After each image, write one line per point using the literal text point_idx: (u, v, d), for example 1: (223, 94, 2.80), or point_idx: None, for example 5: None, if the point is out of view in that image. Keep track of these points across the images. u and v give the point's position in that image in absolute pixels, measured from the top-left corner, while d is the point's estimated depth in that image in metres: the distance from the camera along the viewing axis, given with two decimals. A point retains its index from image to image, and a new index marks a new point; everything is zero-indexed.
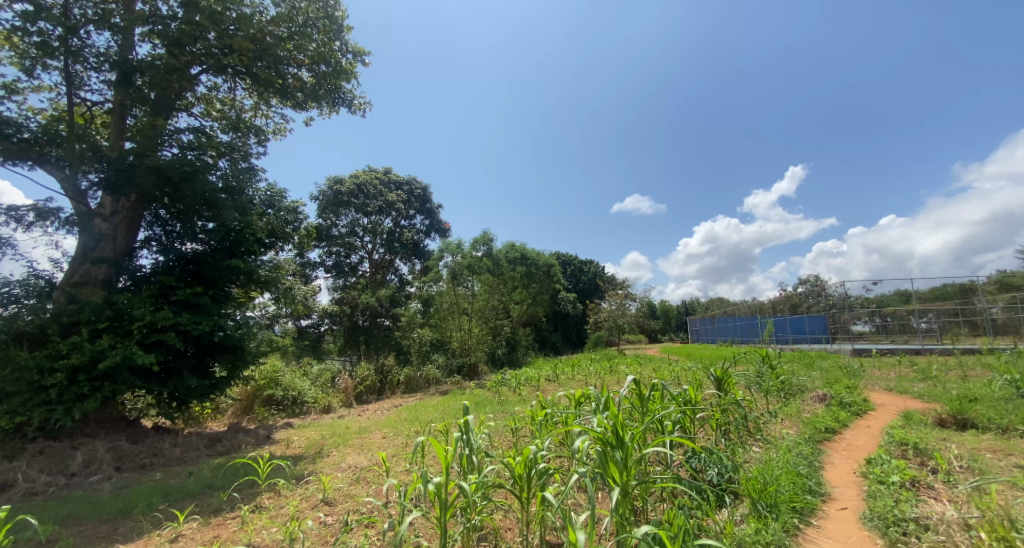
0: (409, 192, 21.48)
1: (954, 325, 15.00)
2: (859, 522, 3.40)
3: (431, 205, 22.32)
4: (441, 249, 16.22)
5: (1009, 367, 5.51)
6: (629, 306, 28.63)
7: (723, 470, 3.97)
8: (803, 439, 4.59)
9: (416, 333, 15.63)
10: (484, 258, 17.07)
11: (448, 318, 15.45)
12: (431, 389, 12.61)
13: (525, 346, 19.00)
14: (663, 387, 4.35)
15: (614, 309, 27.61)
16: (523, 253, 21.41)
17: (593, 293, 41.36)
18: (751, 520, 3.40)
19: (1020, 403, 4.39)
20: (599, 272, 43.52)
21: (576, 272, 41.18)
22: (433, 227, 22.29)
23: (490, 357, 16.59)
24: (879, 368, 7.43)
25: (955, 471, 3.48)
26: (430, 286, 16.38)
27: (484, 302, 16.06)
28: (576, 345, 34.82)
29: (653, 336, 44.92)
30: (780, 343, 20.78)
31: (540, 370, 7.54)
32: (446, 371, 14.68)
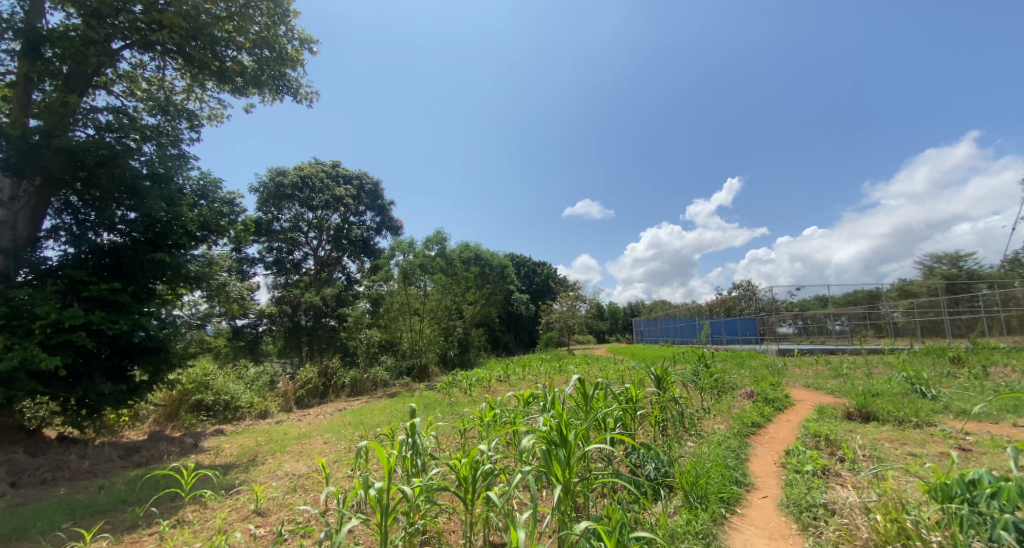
0: (360, 187, 20.76)
1: (863, 327, 16.65)
2: (777, 509, 3.70)
3: (382, 202, 21.67)
4: (392, 247, 15.83)
5: (906, 365, 6.20)
6: (579, 307, 29.42)
7: (660, 465, 4.16)
8: (732, 433, 4.90)
9: (364, 333, 14.98)
10: (438, 259, 16.97)
11: (398, 318, 15.08)
12: (378, 392, 12.25)
13: (478, 347, 18.98)
14: (607, 386, 4.49)
15: (566, 310, 28.25)
16: (477, 254, 21.50)
17: (546, 294, 42.07)
18: (683, 511, 3.61)
19: (913, 397, 4.94)
20: (553, 273, 44.36)
21: (529, 273, 41.71)
22: (384, 225, 21.71)
23: (441, 358, 16.44)
24: (799, 366, 8.12)
25: (858, 459, 3.85)
26: (380, 285, 15.68)
27: (436, 303, 15.91)
28: (528, 346, 35.31)
29: (602, 336, 46.61)
30: (716, 343, 22.09)
31: (489, 371, 7.53)
32: (395, 374, 14.32)
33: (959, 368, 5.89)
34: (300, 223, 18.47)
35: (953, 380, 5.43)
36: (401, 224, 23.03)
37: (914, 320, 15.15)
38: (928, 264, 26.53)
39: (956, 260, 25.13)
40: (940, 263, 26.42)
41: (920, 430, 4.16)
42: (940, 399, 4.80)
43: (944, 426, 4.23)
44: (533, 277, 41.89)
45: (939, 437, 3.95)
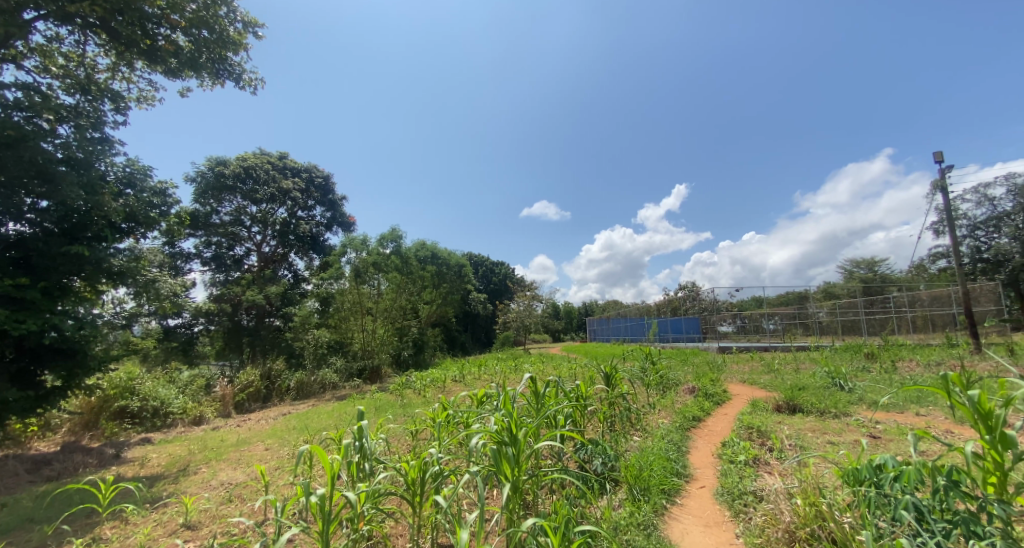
0: (309, 180, 19.94)
1: (793, 326, 18.22)
2: (713, 498, 3.93)
3: (333, 197, 20.99)
4: (343, 244, 15.32)
5: (828, 361, 6.77)
6: (536, 306, 29.80)
7: (606, 460, 4.30)
8: (674, 427, 5.14)
9: (311, 334, 14.57)
10: (392, 257, 16.75)
11: (350, 318, 14.67)
12: (326, 395, 11.81)
13: (434, 347, 18.74)
14: (558, 384, 4.57)
15: (522, 310, 28.52)
16: (433, 252, 21.92)
17: (503, 294, 42.28)
18: (627, 504, 3.75)
19: (833, 390, 5.39)
20: (511, 273, 44.64)
21: (487, 273, 41.74)
22: (335, 220, 20.99)
23: (394, 358, 16.05)
24: (736, 363, 8.65)
25: (785, 448, 4.15)
26: (330, 283, 15.25)
27: (390, 302, 15.52)
28: (484, 346, 35.30)
29: (557, 336, 47.57)
30: (663, 341, 23.14)
31: (442, 372, 7.42)
32: (345, 376, 13.68)
33: (873, 363, 6.52)
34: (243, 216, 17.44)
35: (867, 374, 5.98)
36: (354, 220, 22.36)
37: (837, 319, 16.60)
38: (848, 268, 29.29)
39: (872, 264, 27.92)
40: (859, 267, 29.22)
41: (838, 420, 4.55)
42: (855, 391, 5.28)
43: (858, 415, 4.65)
44: (491, 276, 41.97)
45: (854, 426, 4.33)
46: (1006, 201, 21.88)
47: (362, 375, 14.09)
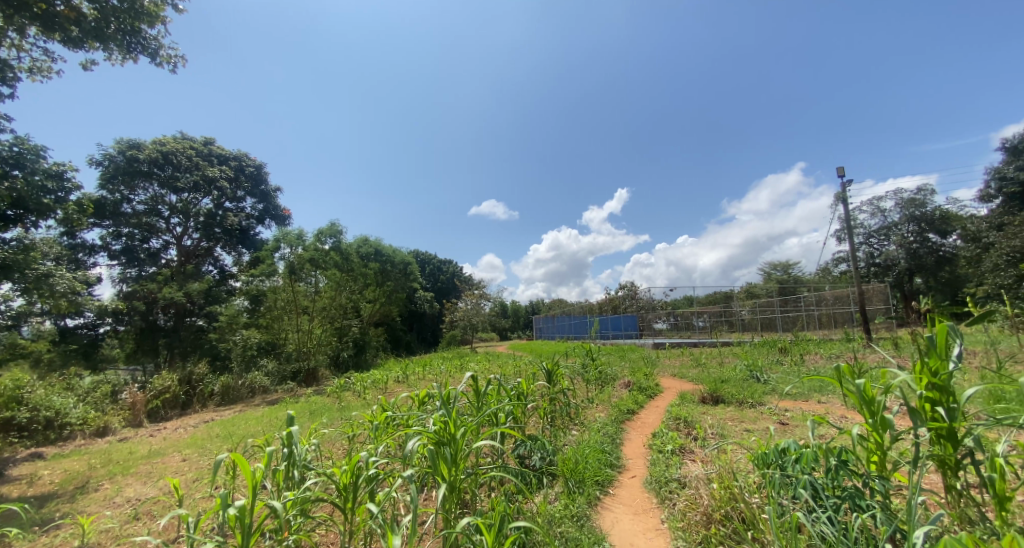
0: (238, 169, 18.84)
1: (719, 324, 19.28)
2: (642, 487, 4.16)
3: (266, 188, 20.00)
4: (276, 238, 14.41)
5: (748, 355, 7.39)
6: (483, 305, 29.96)
7: (545, 454, 4.39)
8: (610, 420, 5.36)
9: (240, 334, 13.41)
10: (332, 254, 16.21)
11: (282, 317, 13.83)
12: (256, 400, 11.30)
13: (376, 347, 18.74)
14: (499, 382, 4.57)
15: (470, 309, 28.51)
16: (377, 249, 21.74)
17: (450, 292, 41.99)
18: (562, 497, 3.87)
19: (752, 382, 5.88)
20: (458, 272, 44.46)
21: (434, 271, 41.27)
22: (268, 213, 20.05)
23: (333, 360, 15.54)
24: (668, 358, 9.20)
25: (708, 437, 4.46)
26: (260, 280, 14.37)
27: (330, 300, 14.93)
28: (430, 344, 34.97)
29: (504, 335, 48.14)
30: (604, 338, 24.11)
31: (384, 372, 7.21)
32: (277, 379, 13.10)
33: (785, 356, 7.21)
34: (160, 205, 16.07)
35: (780, 366, 6.59)
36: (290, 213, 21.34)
37: (758, 316, 18.14)
38: (768, 270, 32.18)
39: (786, 267, 31.01)
40: (775, 269, 32.30)
41: (754, 409, 4.95)
42: (769, 383, 5.78)
43: (770, 404, 5.10)
44: (438, 274, 41.50)
45: (767, 414, 4.73)
46: (894, 213, 25.03)
47: (297, 378, 13.65)
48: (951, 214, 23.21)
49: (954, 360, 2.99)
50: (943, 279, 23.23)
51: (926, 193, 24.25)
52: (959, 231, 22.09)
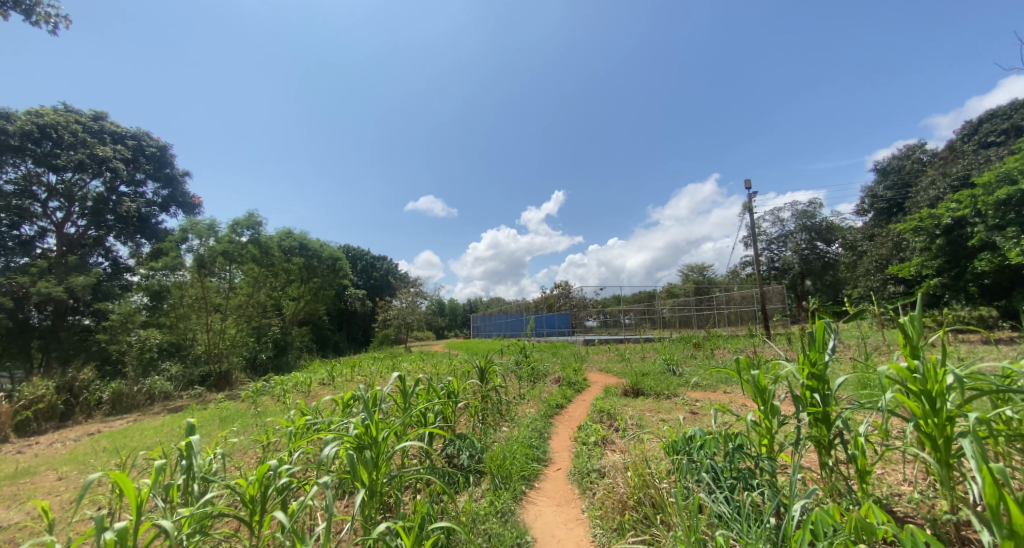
0: (137, 149, 16.95)
1: (643, 321, 20.58)
2: (566, 479, 4.33)
3: (171, 171, 18.19)
4: (183, 228, 13.17)
5: (667, 350, 7.94)
6: (419, 303, 29.48)
7: (473, 452, 4.40)
8: (540, 415, 5.50)
9: (136, 334, 11.92)
10: (249, 247, 14.99)
11: (188, 316, 13.05)
12: (157, 407, 10.19)
13: (298, 347, 18.76)
14: (427, 381, 4.47)
15: (406, 307, 27.84)
16: (302, 242, 20.72)
17: (385, 290, 40.78)
18: (488, 495, 3.89)
19: (668, 375, 6.32)
20: (394, 269, 43.32)
21: (367, 267, 39.91)
22: (173, 199, 18.22)
23: (249, 362, 15.19)
24: (596, 354, 9.65)
25: (627, 427, 4.74)
26: (161, 274, 12.73)
27: (246, 297, 14.82)
28: (362, 344, 33.85)
29: (440, 333, 47.82)
30: (539, 336, 24.78)
31: (307, 374, 6.85)
32: (183, 384, 11.89)
33: (699, 350, 7.85)
34: (34, 186, 13.91)
35: (693, 360, 7.18)
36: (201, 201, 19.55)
37: (677, 314, 19.57)
38: (687, 271, 35.02)
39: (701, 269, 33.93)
40: (693, 270, 35.18)
41: (670, 400, 5.32)
42: (683, 375, 6.25)
43: (684, 395, 5.52)
44: (371, 271, 40.14)
45: (680, 404, 5.11)
46: (790, 223, 28.23)
47: (209, 381, 12.79)
48: (834, 225, 26.71)
49: (830, 352, 3.41)
50: (828, 282, 26.74)
51: (817, 207, 27.68)
52: (842, 240, 25.47)
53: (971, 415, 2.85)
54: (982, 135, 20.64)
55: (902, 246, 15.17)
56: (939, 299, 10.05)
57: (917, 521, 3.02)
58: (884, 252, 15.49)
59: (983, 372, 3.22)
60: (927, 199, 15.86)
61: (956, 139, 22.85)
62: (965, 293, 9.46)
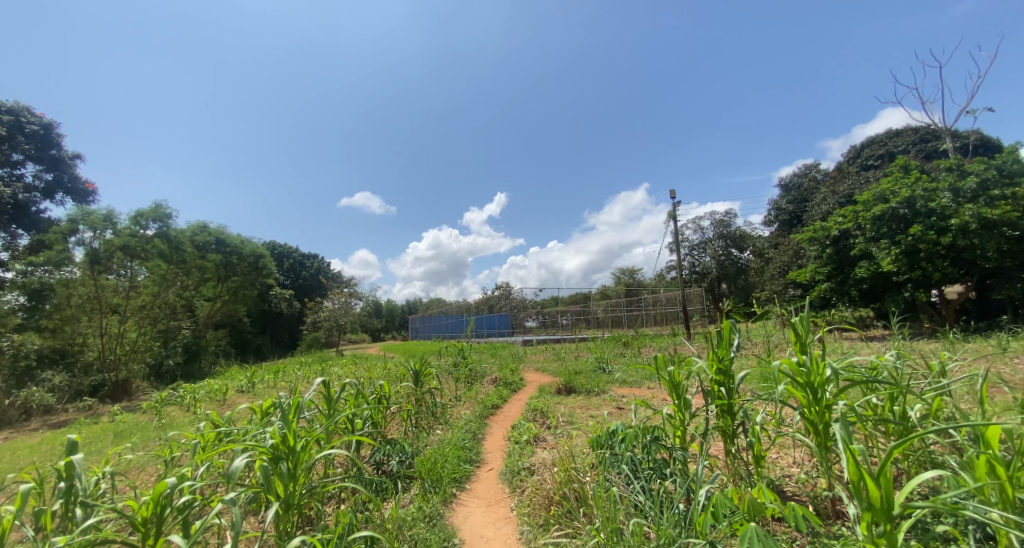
0: (13, 126, 14.70)
1: (579, 321, 21.43)
2: (497, 479, 4.37)
3: (58, 154, 16.00)
4: (72, 218, 11.55)
5: (598, 349, 8.32)
6: (353, 304, 28.44)
7: (403, 457, 4.30)
8: (475, 416, 5.52)
9: (8, 339, 10.07)
10: (156, 241, 13.57)
11: (76, 318, 11.64)
12: (36, 423, 8.92)
13: (212, 353, 17.85)
14: (355, 385, 4.30)
15: (337, 309, 26.33)
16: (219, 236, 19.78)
17: (315, 289, 38.80)
18: (417, 500, 3.82)
19: (600, 373, 6.62)
20: (326, 268, 41.35)
21: (295, 265, 37.79)
22: (59, 185, 16.05)
23: (153, 369, 14.01)
24: (534, 354, 9.86)
25: (559, 424, 4.90)
26: (43, 272, 10.87)
27: (151, 297, 14.02)
28: (287, 347, 31.99)
29: (375, 335, 46.62)
30: (479, 337, 24.95)
31: (221, 381, 6.36)
32: (68, 396, 10.51)
33: (627, 349, 8.31)
34: None
35: (622, 357, 7.59)
36: (95, 188, 17.40)
37: (610, 315, 20.50)
38: (620, 274, 36.93)
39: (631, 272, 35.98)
40: (625, 274, 37.19)
41: (599, 396, 5.59)
42: (613, 373, 6.58)
43: (611, 391, 5.82)
44: (299, 269, 37.98)
45: (608, 400, 5.38)
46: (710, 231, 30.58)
47: (104, 392, 11.69)
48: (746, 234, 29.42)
49: (734, 349, 3.74)
50: (740, 285, 29.42)
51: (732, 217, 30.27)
52: (753, 248, 28.15)
53: (844, 404, 3.26)
54: (864, 159, 23.79)
55: (800, 254, 17.05)
56: (827, 301, 11.25)
57: (802, 498, 3.40)
58: (785, 259, 17.38)
59: (856, 364, 3.71)
60: (819, 213, 17.95)
61: (843, 161, 26.18)
62: (848, 296, 10.69)
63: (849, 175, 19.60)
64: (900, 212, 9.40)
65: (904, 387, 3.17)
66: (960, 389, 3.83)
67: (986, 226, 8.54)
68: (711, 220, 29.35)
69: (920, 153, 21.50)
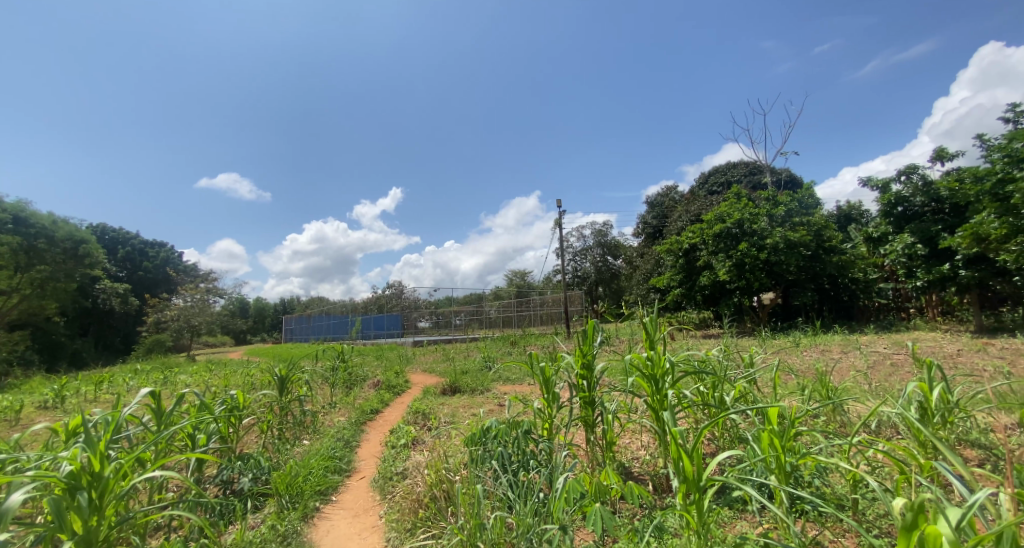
0: None
1: (473, 322, 21.79)
2: (368, 487, 4.21)
3: None
4: None
5: (486, 348, 8.50)
6: (212, 303, 25.20)
7: (257, 474, 3.89)
8: (350, 423, 5.26)
9: None
10: None
11: None
12: None
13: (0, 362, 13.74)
14: (198, 394, 3.74)
15: (190, 307, 23.21)
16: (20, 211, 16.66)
17: (161, 284, 33.11)
18: (269, 519, 3.45)
19: (485, 372, 6.82)
20: (177, 259, 35.60)
21: (133, 255, 31.85)
22: None
23: None
24: (423, 354, 9.73)
25: (438, 425, 4.91)
26: None
27: None
28: (121, 352, 26.75)
29: (242, 337, 41.56)
30: (366, 338, 23.94)
31: (9, 397, 5.07)
32: None
33: (514, 348, 8.67)
34: None
35: (507, 356, 7.91)
36: None
37: (501, 315, 21.14)
38: (512, 277, 38.54)
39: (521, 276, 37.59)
40: (516, 277, 38.82)
41: (482, 395, 5.73)
42: (497, 371, 6.84)
43: (494, 389, 6.00)
44: (139, 260, 32.08)
45: (490, 398, 5.55)
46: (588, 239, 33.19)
47: None
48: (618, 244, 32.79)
49: (598, 346, 4.06)
50: (614, 288, 32.49)
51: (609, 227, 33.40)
52: (625, 256, 31.48)
53: (678, 392, 3.78)
54: (710, 185, 28.10)
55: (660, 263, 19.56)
56: (679, 305, 12.85)
57: (644, 478, 3.88)
58: (649, 267, 19.79)
59: (691, 359, 4.32)
60: (675, 229, 20.67)
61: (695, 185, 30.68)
62: (694, 299, 12.35)
63: (700, 197, 22.92)
64: (732, 231, 11.34)
65: (721, 377, 3.79)
66: (765, 377, 4.73)
67: (790, 245, 10.84)
68: (590, 230, 31.92)
69: (749, 185, 26.17)
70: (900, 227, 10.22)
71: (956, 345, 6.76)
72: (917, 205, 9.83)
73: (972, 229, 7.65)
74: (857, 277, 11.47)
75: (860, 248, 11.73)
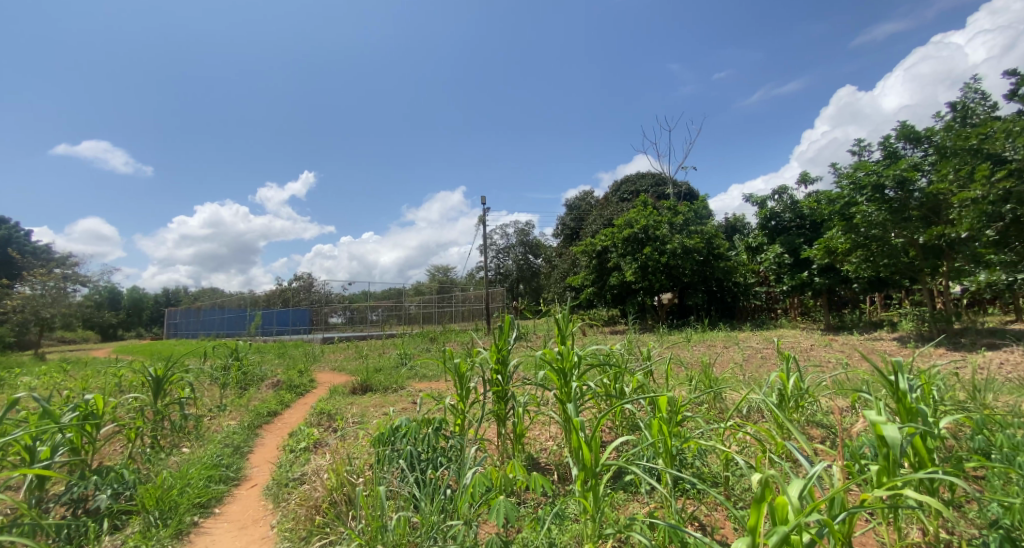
0: None
1: (391, 317, 21.02)
2: (260, 495, 3.89)
3: None
4: None
5: (403, 345, 8.27)
6: (70, 293, 21.27)
7: (119, 488, 3.36)
8: (242, 427, 4.82)
9: None
10: None
11: None
12: None
13: None
14: (40, 399, 3.14)
15: (39, 297, 19.35)
16: None
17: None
18: (132, 539, 3.00)
19: (398, 369, 6.64)
20: (23, 239, 29.44)
21: None
22: None
23: None
24: (332, 352, 9.18)
25: (345, 425, 4.67)
26: None
27: None
28: None
29: (111, 333, 35.66)
30: (268, 335, 21.94)
31: None
32: None
33: (433, 345, 8.54)
34: None
35: (423, 353, 7.77)
36: None
37: (421, 311, 20.73)
38: (433, 272, 37.84)
39: (442, 272, 37.03)
40: (438, 272, 38.19)
41: (395, 393, 5.58)
42: (413, 369, 6.70)
43: (409, 387, 5.87)
44: None
45: (403, 396, 5.43)
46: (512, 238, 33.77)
47: None
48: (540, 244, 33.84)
49: (512, 342, 4.14)
50: (534, 287, 33.43)
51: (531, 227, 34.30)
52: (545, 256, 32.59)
53: (584, 385, 4.00)
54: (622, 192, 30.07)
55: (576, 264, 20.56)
56: (591, 303, 13.64)
57: (549, 467, 4.05)
58: (565, 267, 20.72)
59: (598, 354, 4.59)
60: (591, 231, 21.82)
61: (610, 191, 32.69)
62: (604, 298, 13.20)
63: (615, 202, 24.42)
64: (638, 235, 12.31)
65: (622, 370, 4.08)
66: (660, 370, 5.21)
67: (686, 251, 12.06)
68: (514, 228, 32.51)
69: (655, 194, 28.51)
70: (773, 239, 11.88)
71: (810, 341, 8.03)
72: (785, 220, 11.52)
73: (825, 243, 9.14)
74: (740, 282, 13.10)
75: (742, 256, 13.43)
